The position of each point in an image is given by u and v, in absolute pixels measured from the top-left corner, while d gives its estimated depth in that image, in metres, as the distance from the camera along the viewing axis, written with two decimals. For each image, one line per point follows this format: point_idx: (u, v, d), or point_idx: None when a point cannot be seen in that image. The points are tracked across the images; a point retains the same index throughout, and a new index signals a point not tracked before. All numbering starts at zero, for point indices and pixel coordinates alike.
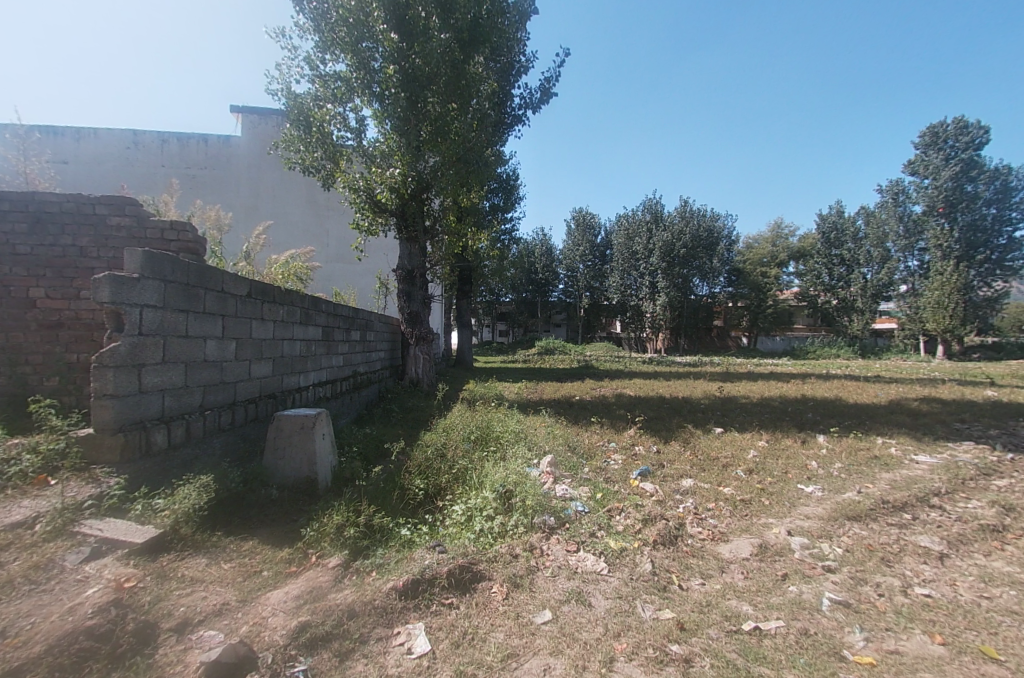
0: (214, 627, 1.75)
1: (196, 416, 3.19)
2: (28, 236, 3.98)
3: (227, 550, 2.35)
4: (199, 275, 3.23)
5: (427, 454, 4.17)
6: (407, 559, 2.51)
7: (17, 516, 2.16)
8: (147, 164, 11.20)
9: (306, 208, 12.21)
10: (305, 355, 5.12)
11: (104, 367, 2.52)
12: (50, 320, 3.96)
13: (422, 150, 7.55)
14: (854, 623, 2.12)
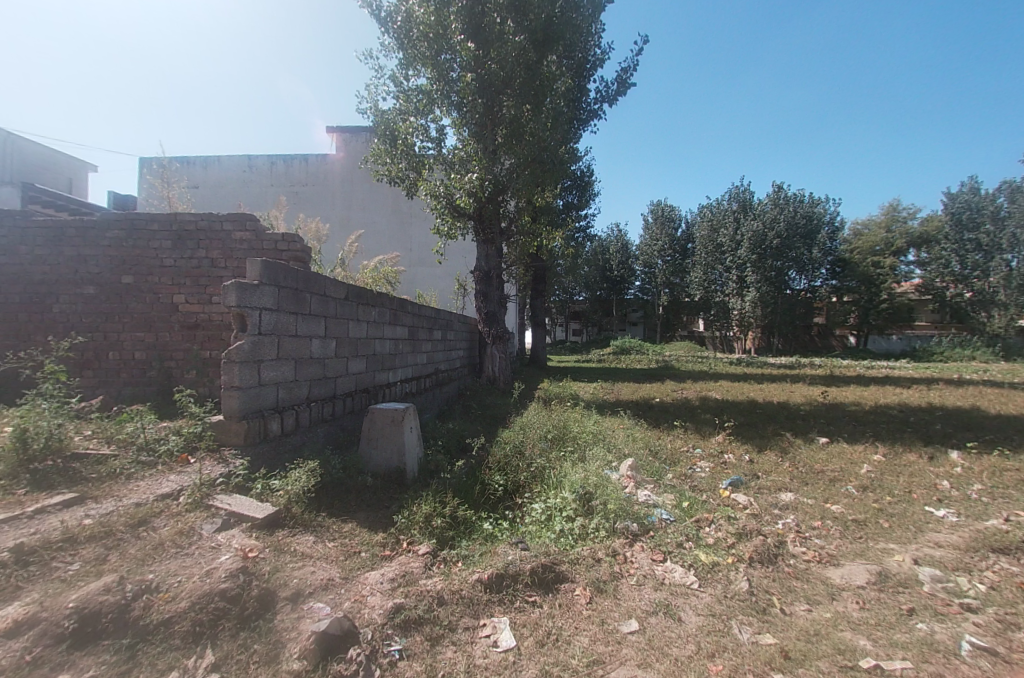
0: (321, 600, 1.90)
1: (303, 407, 3.53)
2: (172, 251, 4.58)
3: (331, 530, 2.56)
4: (305, 280, 3.57)
5: (505, 451, 4.22)
6: (491, 553, 2.55)
7: (167, 488, 2.51)
8: (260, 185, 12.72)
9: (391, 216, 13.04)
10: (394, 353, 5.46)
11: (232, 362, 2.88)
12: (190, 321, 4.55)
13: (498, 154, 7.67)
14: (1005, 674, 1.74)
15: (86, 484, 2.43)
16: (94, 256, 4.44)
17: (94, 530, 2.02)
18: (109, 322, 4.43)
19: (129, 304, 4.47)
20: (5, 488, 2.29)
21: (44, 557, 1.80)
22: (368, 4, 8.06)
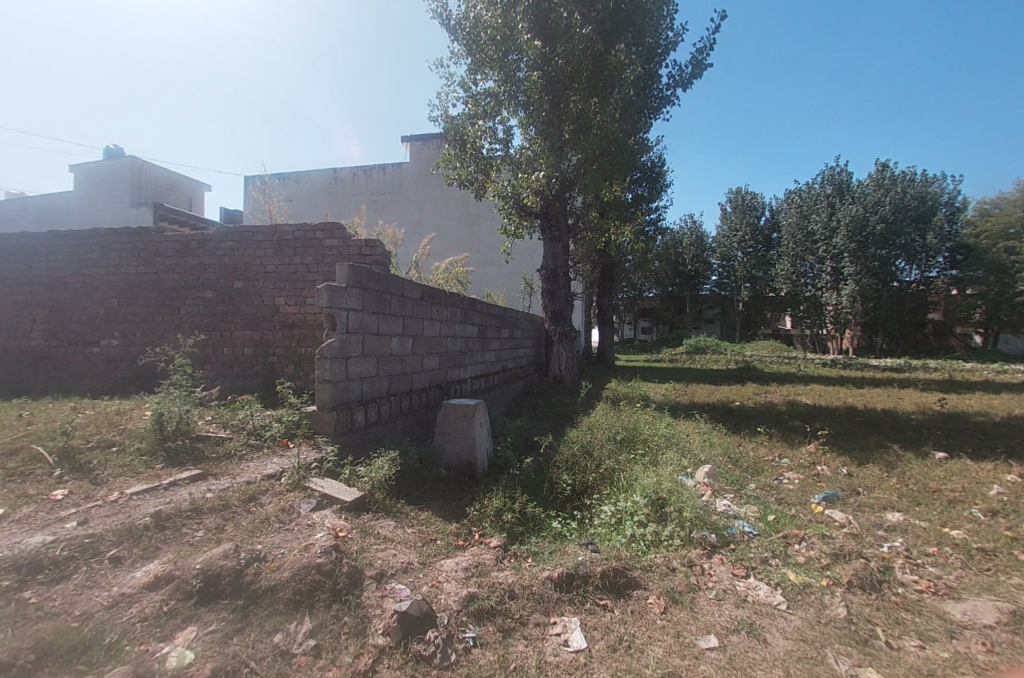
0: (402, 582, 2.03)
1: (384, 400, 3.78)
2: (275, 258, 5.07)
3: (410, 517, 2.71)
4: (385, 282, 3.81)
5: (573, 451, 4.18)
6: (560, 552, 2.55)
7: (272, 470, 2.81)
8: (343, 195, 13.78)
9: (461, 219, 13.43)
10: (464, 350, 5.65)
11: (325, 358, 3.17)
12: (288, 321, 5.02)
13: (566, 149, 7.55)
14: None
15: (208, 463, 2.79)
16: (213, 264, 5.08)
17: (215, 502, 2.31)
18: (224, 322, 5.05)
19: (240, 306, 5.05)
20: (148, 462, 2.69)
21: (177, 523, 2.09)
22: (438, 15, 8.37)
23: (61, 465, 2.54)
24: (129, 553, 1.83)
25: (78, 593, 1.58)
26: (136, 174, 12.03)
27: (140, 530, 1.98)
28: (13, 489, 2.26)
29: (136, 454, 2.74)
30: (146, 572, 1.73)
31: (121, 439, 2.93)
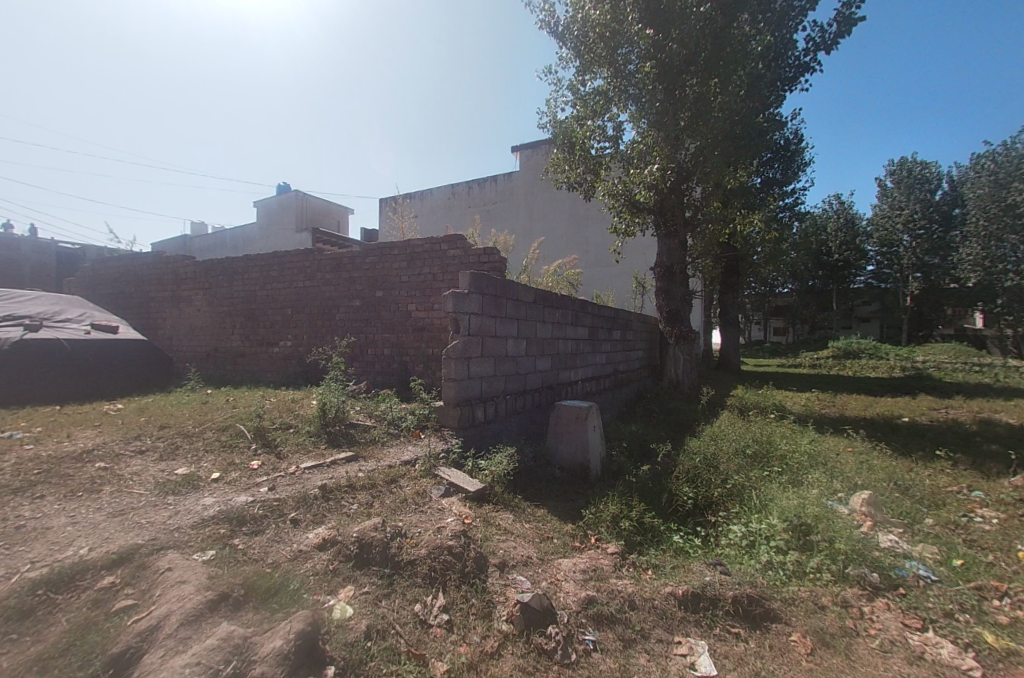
0: (523, 574, 2.11)
1: (500, 399, 3.96)
2: (409, 268, 5.53)
3: (527, 513, 2.80)
4: (502, 287, 3.99)
5: (695, 462, 3.88)
6: (684, 568, 2.39)
7: (408, 456, 3.14)
8: (460, 207, 14.80)
9: (570, 221, 13.34)
10: (575, 352, 5.65)
11: (450, 358, 3.46)
12: (418, 325, 5.45)
13: (682, 138, 7.06)
14: None
15: (358, 447, 3.23)
16: (359, 277, 5.82)
17: (364, 481, 2.66)
18: (368, 326, 5.74)
19: (381, 312, 5.66)
20: (314, 442, 3.21)
21: (337, 496, 2.45)
22: (546, 24, 8.50)
23: (256, 440, 3.16)
24: (304, 517, 2.20)
25: (270, 545, 1.95)
26: (299, 205, 14.44)
27: (311, 498, 2.36)
28: (225, 458, 2.87)
29: (306, 435, 3.28)
30: (317, 534, 2.06)
31: (295, 422, 3.53)
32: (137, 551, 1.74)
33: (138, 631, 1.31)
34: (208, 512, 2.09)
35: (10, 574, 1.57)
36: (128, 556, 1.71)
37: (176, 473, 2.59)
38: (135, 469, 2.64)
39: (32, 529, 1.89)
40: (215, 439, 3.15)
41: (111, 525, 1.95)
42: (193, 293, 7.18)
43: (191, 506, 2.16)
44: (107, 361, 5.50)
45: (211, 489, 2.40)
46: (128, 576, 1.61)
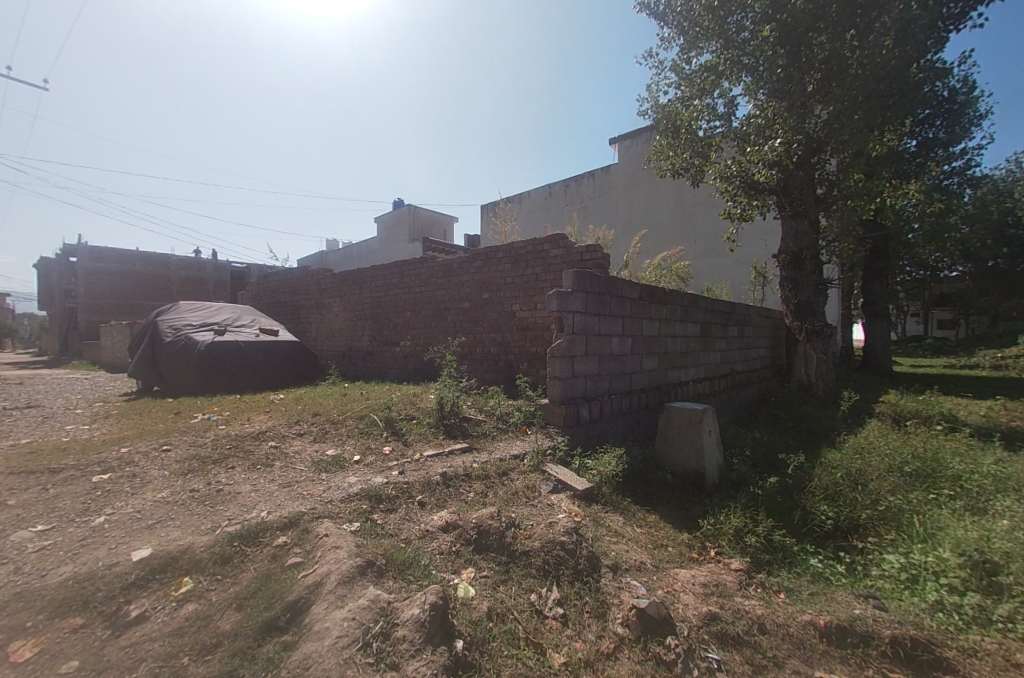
0: (637, 579, 2.05)
1: (605, 399, 3.89)
2: (513, 270, 5.62)
3: (638, 517, 2.71)
4: (606, 284, 3.92)
5: (835, 477, 3.37)
6: (824, 596, 2.10)
7: (517, 450, 3.25)
8: (558, 206, 14.81)
9: (675, 210, 12.30)
10: (685, 351, 5.29)
11: (554, 357, 3.51)
12: (524, 325, 5.47)
13: (811, 105, 6.22)
14: None
15: (472, 439, 3.44)
16: (467, 280, 6.13)
17: (479, 471, 2.82)
18: (476, 327, 6.01)
19: (488, 314, 5.86)
20: (434, 433, 3.49)
21: (456, 483, 2.64)
22: (646, 5, 8.11)
23: (386, 429, 3.53)
24: (429, 500, 2.41)
25: (402, 523, 2.17)
26: (411, 216, 15.80)
27: (434, 484, 2.57)
28: (363, 443, 3.27)
29: (427, 425, 3.59)
30: (440, 517, 2.24)
31: (418, 413, 3.88)
32: (301, 517, 2.07)
33: (307, 584, 1.56)
34: (352, 489, 2.41)
35: (216, 527, 1.99)
36: (295, 521, 2.04)
37: (327, 453, 3.03)
38: (296, 448, 3.14)
39: (228, 492, 2.36)
40: (354, 426, 3.60)
41: (281, 493, 2.35)
42: (331, 300, 8.30)
43: (339, 483, 2.50)
44: (272, 353, 6.62)
45: (353, 469, 2.75)
46: (295, 538, 1.92)
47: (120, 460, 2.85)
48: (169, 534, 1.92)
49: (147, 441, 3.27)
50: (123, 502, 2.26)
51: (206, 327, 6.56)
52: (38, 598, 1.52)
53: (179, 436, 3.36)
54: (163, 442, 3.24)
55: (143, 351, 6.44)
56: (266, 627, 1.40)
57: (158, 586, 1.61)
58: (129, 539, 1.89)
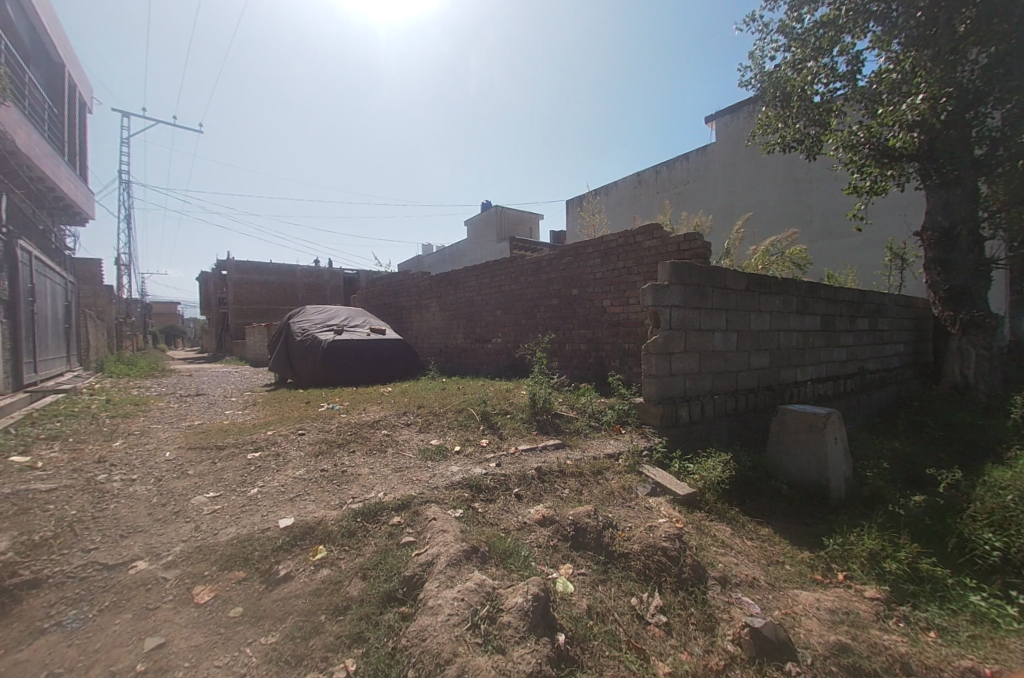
0: (748, 596, 1.89)
1: (707, 399, 3.66)
2: (603, 265, 5.46)
3: (748, 528, 2.50)
4: (707, 275, 3.66)
5: (1008, 500, 2.75)
6: (995, 645, 1.73)
7: (611, 449, 3.18)
8: (648, 195, 14.06)
9: (785, 188, 10.99)
10: (802, 346, 4.73)
11: (651, 354, 3.41)
12: (615, 321, 5.29)
13: (966, 48, 4.91)
14: None
15: (564, 435, 3.44)
16: (557, 277, 6.12)
17: (573, 468, 2.81)
18: (565, 323, 5.98)
19: (578, 309, 5.79)
20: (528, 428, 3.57)
21: (551, 478, 2.67)
22: None
23: (482, 422, 3.69)
24: (525, 493, 2.47)
25: (501, 513, 2.25)
26: (498, 217, 16.24)
27: (530, 477, 2.63)
28: (462, 434, 3.46)
29: (521, 420, 3.67)
30: (537, 511, 2.28)
31: (511, 408, 3.99)
32: (411, 500, 2.25)
33: (420, 562, 1.69)
34: (455, 478, 2.56)
35: (342, 503, 2.24)
36: (407, 503, 2.22)
37: (431, 443, 3.26)
38: (404, 437, 3.42)
39: (350, 474, 2.65)
40: (453, 418, 3.82)
41: (394, 478, 2.58)
42: (429, 301, 8.86)
43: (444, 471, 2.67)
44: (379, 349, 7.27)
45: (455, 459, 2.93)
46: (407, 519, 2.09)
47: (266, 441, 3.36)
48: (306, 507, 2.21)
49: (286, 425, 3.81)
50: (270, 477, 2.66)
51: (327, 327, 7.41)
52: (214, 551, 1.86)
53: (310, 422, 3.87)
54: (298, 427, 3.75)
55: (279, 349, 7.49)
56: (386, 597, 1.56)
57: (300, 551, 1.87)
58: (276, 509, 2.22)
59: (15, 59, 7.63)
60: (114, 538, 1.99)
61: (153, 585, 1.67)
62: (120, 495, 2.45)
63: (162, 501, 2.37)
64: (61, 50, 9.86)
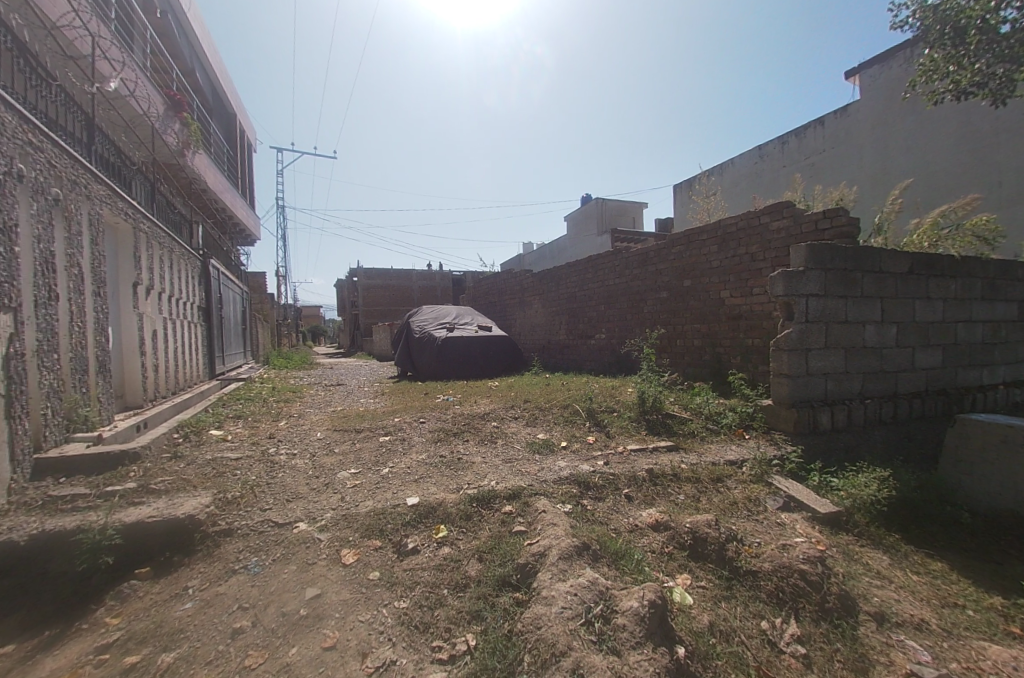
0: (916, 641, 1.57)
1: (856, 403, 3.26)
2: (720, 253, 5.01)
3: (915, 561, 2.08)
4: (856, 259, 3.21)
5: None
6: None
7: (732, 455, 2.90)
8: (773, 171, 11.47)
9: (971, 145, 7.98)
10: (992, 341, 3.81)
11: (781, 350, 3.15)
12: (735, 313, 4.80)
13: None
14: None
15: (677, 437, 3.23)
16: (666, 268, 5.77)
17: (689, 473, 2.63)
18: (676, 317, 5.61)
19: (691, 302, 5.39)
20: (636, 427, 3.43)
21: (664, 482, 2.53)
22: None
23: (588, 419, 3.65)
24: (636, 495, 2.39)
25: (612, 513, 2.21)
26: (600, 210, 15.84)
27: (641, 479, 2.53)
28: (568, 430, 3.46)
29: (629, 419, 3.54)
30: (650, 514, 2.19)
31: (618, 406, 3.87)
32: (522, 491, 2.32)
33: (533, 553, 1.72)
34: (563, 473, 2.57)
35: (460, 488, 2.40)
36: (518, 494, 2.30)
37: (538, 437, 3.32)
38: (512, 430, 3.54)
39: (465, 462, 2.83)
40: (559, 414, 3.84)
41: (505, 468, 2.68)
42: (532, 298, 9.01)
43: (552, 466, 2.70)
44: (486, 345, 7.62)
45: (562, 454, 2.94)
46: (518, 509, 2.16)
47: (392, 427, 3.75)
48: (428, 489, 2.41)
49: (409, 414, 4.20)
50: (397, 459, 2.97)
51: (440, 325, 7.99)
52: (355, 520, 2.13)
53: (428, 412, 4.21)
54: (419, 415, 4.11)
55: (401, 346, 8.29)
56: (501, 582, 1.63)
57: (423, 529, 2.05)
58: (404, 488, 2.46)
59: (203, 115, 9.54)
60: (282, 501, 2.40)
61: (311, 544, 1.97)
62: (284, 465, 2.95)
63: (315, 473, 2.80)
64: (233, 102, 12.04)
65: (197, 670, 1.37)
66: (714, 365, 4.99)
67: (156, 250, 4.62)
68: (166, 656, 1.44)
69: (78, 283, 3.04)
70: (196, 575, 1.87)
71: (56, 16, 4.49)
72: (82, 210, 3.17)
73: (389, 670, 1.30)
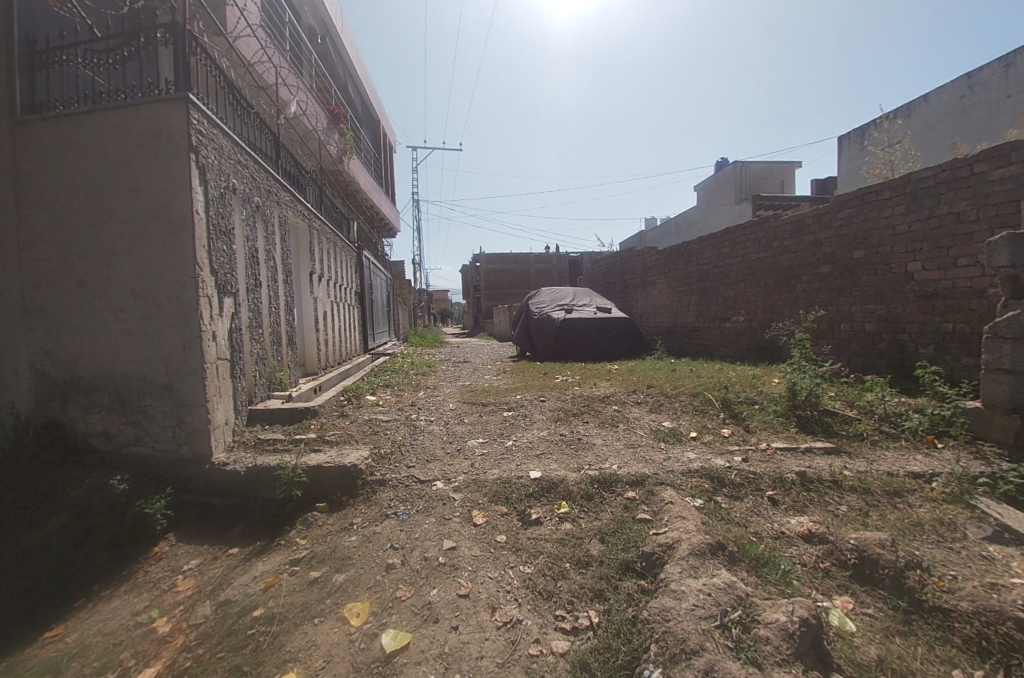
0: None
1: None
2: (906, 216, 4.05)
3: None
4: None
5: None
6: None
7: (917, 467, 2.37)
8: (989, 104, 8.18)
9: None
10: None
11: (1002, 338, 2.49)
12: (928, 291, 3.85)
13: None
14: None
15: (839, 439, 2.75)
16: (829, 238, 4.89)
17: (854, 481, 2.23)
18: (841, 296, 4.73)
19: (862, 278, 4.49)
20: (784, 423, 3.02)
21: (819, 488, 2.19)
22: None
23: (723, 410, 3.32)
24: (783, 500, 2.11)
25: (751, 515, 2.00)
26: (738, 176, 13.99)
27: (789, 482, 2.22)
28: (698, 420, 3.21)
29: (774, 414, 3.13)
30: (801, 523, 1.92)
31: (760, 399, 3.44)
32: (647, 479, 2.23)
33: (660, 543, 1.65)
34: (693, 465, 2.40)
35: (581, 468, 2.41)
36: (642, 481, 2.21)
37: (664, 425, 3.15)
38: (635, 415, 3.42)
39: (585, 443, 2.83)
40: (688, 402, 3.58)
41: (627, 453, 2.61)
42: (656, 277, 8.48)
43: (680, 456, 2.54)
44: (606, 327, 7.45)
45: (692, 445, 2.76)
46: (642, 497, 2.09)
47: (514, 403, 3.91)
48: (551, 465, 2.47)
49: (530, 391, 4.35)
50: (520, 433, 3.10)
51: (558, 306, 8.03)
52: (484, 486, 2.29)
53: (548, 391, 4.29)
54: (539, 394, 4.22)
55: (520, 327, 8.55)
56: (625, 566, 1.60)
57: (546, 503, 2.10)
58: (527, 462, 2.56)
59: (355, 124, 10.88)
60: (423, 461, 2.70)
61: (446, 502, 2.19)
62: (423, 430, 3.30)
63: (449, 440, 3.08)
64: (378, 109, 13.47)
65: (361, 592, 1.64)
66: (892, 355, 4.10)
67: (325, 244, 5.50)
68: (338, 577, 1.75)
69: (274, 272, 3.77)
70: (358, 515, 2.23)
71: (251, 55, 5.50)
72: (275, 213, 3.90)
73: (515, 627, 1.39)
